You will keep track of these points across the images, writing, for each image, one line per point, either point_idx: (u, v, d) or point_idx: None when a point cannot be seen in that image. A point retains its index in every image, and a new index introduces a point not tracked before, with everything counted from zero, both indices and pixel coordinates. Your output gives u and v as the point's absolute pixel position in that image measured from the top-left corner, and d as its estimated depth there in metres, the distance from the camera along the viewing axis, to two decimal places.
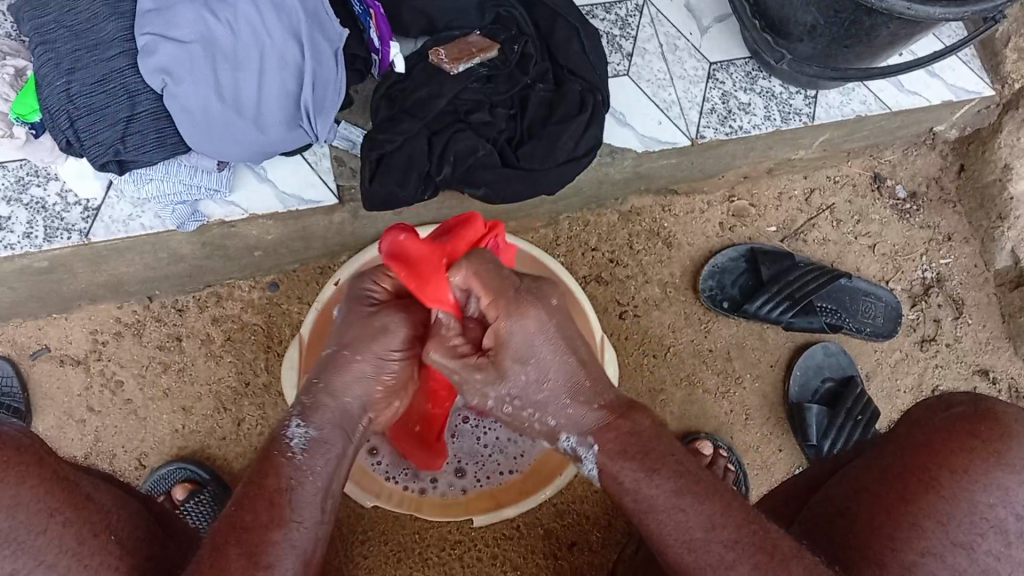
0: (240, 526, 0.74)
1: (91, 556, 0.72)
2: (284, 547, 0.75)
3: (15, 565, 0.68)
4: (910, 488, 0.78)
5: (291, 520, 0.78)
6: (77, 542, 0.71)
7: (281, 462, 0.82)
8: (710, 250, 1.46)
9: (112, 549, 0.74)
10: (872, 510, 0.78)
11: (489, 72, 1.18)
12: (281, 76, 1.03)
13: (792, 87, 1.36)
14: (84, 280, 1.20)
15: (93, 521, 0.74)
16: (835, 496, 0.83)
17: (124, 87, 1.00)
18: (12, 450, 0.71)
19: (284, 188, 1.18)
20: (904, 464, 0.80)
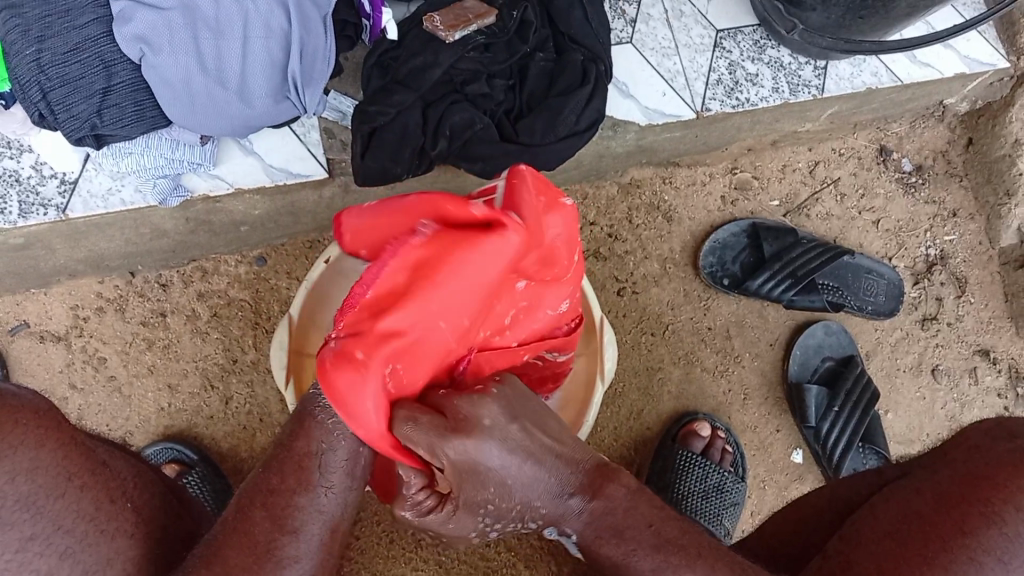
0: (268, 489, 0.75)
1: (109, 521, 0.67)
2: (309, 514, 0.75)
3: (36, 529, 0.61)
4: (971, 520, 0.72)
5: (319, 485, 0.77)
6: (96, 507, 0.66)
7: (317, 425, 0.78)
8: (711, 225, 1.42)
9: (129, 515, 0.70)
10: (923, 536, 0.73)
11: (486, 40, 1.12)
12: (266, 45, 0.98)
13: (801, 57, 1.31)
14: (63, 255, 1.16)
15: (110, 486, 0.69)
16: (884, 519, 0.78)
17: (99, 56, 0.94)
18: (30, 412, 0.65)
19: (271, 162, 1.13)
20: (964, 496, 0.74)
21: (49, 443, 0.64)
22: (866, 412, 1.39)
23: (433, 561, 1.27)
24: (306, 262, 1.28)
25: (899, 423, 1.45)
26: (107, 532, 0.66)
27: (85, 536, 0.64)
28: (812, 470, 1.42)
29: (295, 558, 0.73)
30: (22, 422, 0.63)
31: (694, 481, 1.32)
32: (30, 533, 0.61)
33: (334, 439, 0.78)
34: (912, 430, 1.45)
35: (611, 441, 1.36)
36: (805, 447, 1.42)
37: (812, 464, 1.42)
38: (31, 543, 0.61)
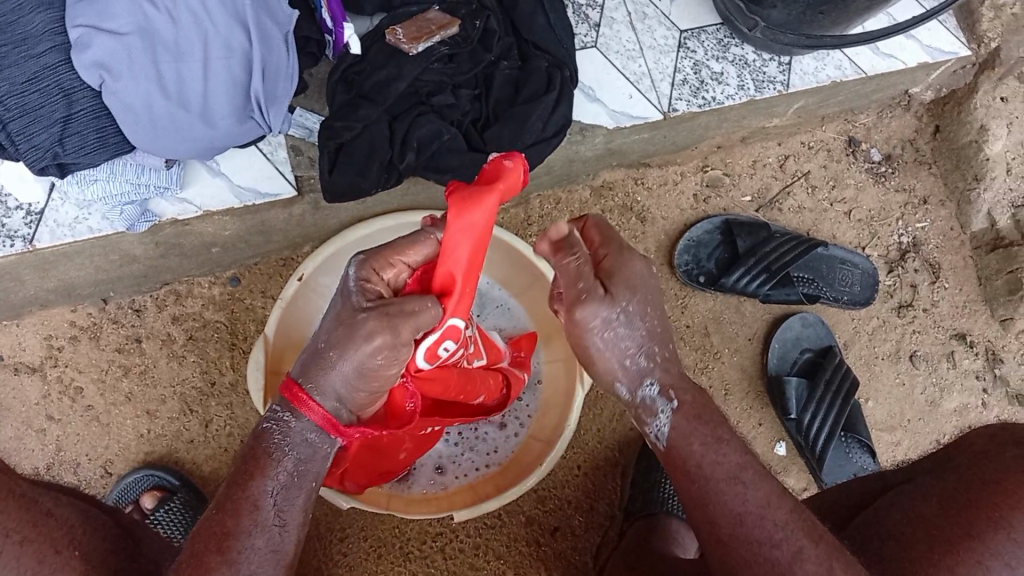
0: (222, 532, 0.71)
1: (54, 573, 0.66)
2: (264, 554, 0.72)
3: None
4: (977, 525, 0.71)
5: (273, 523, 0.74)
6: (38, 561, 0.66)
7: (270, 461, 0.76)
8: (685, 223, 1.43)
9: (79, 563, 0.68)
10: (928, 542, 0.73)
11: (450, 50, 1.12)
12: (227, 66, 0.97)
13: (765, 54, 1.31)
14: (33, 286, 1.15)
15: (55, 535, 0.68)
16: (888, 522, 0.79)
17: (58, 85, 0.93)
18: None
19: (238, 182, 1.12)
20: (968, 499, 0.74)
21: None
22: (846, 404, 1.40)
23: (422, 573, 1.27)
24: (280, 279, 1.28)
25: (880, 411, 1.46)
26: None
27: None
28: (796, 462, 1.43)
29: None
30: None
31: None
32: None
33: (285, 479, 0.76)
34: (893, 417, 1.46)
35: (595, 443, 1.35)
36: (788, 439, 1.43)
37: (796, 456, 1.43)
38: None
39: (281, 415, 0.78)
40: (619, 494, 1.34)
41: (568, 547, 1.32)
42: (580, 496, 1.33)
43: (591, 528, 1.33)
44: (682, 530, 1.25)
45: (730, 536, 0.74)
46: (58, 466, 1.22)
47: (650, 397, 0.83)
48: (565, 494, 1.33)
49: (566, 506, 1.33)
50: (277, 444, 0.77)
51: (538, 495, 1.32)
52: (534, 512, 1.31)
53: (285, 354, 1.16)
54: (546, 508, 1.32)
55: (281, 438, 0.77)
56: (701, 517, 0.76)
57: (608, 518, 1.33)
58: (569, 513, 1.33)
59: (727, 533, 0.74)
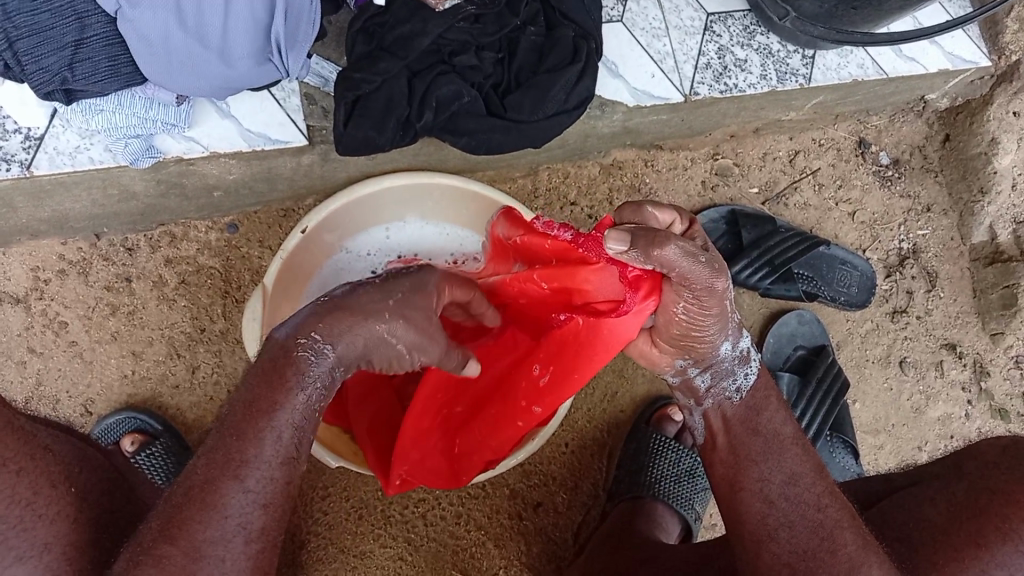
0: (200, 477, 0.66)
1: (48, 505, 0.68)
2: (234, 496, 0.66)
3: None
4: (985, 533, 0.75)
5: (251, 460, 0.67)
6: (34, 492, 0.67)
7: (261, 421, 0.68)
8: (691, 210, 1.42)
9: (71, 500, 0.71)
10: (935, 544, 0.78)
11: (477, 10, 1.08)
12: (250, 3, 0.93)
13: (790, 45, 1.30)
14: (26, 214, 1.11)
15: (51, 470, 0.70)
16: (896, 523, 0.83)
17: (71, 7, 0.90)
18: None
19: (248, 125, 1.09)
20: (979, 508, 0.77)
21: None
22: (834, 404, 1.39)
23: (401, 538, 1.26)
24: (279, 230, 1.25)
25: (865, 413, 1.48)
26: (46, 517, 0.67)
27: (19, 522, 0.65)
28: None
29: (213, 541, 0.64)
30: None
31: (666, 465, 1.31)
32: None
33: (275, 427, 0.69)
34: (877, 420, 1.48)
35: (584, 422, 1.34)
36: None
37: None
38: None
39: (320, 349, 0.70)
40: (603, 475, 1.35)
41: (548, 524, 1.31)
42: (565, 473, 1.33)
43: (573, 506, 1.33)
44: (664, 514, 1.25)
45: (781, 495, 0.81)
46: (37, 400, 1.19)
47: (743, 351, 0.85)
48: (550, 470, 1.32)
49: (551, 482, 1.32)
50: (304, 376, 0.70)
51: (524, 468, 1.31)
52: (518, 486, 1.31)
53: (278, 305, 1.13)
54: (531, 483, 1.31)
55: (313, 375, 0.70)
56: (747, 475, 0.83)
57: (590, 498, 1.34)
58: (552, 489, 1.32)
59: (776, 494, 0.81)
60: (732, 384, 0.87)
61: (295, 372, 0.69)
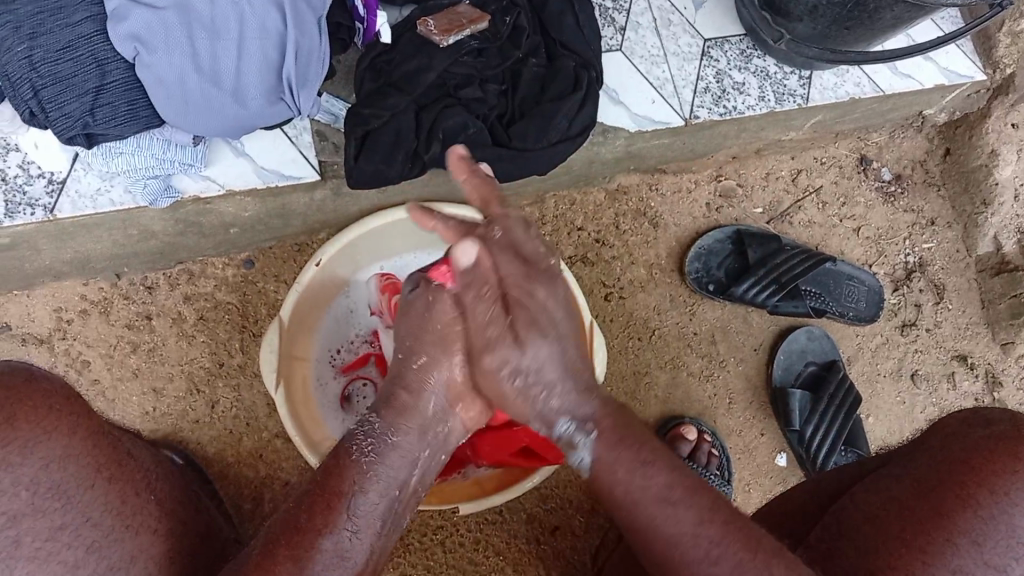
0: (297, 527, 0.71)
1: (133, 516, 0.73)
2: (334, 556, 0.71)
3: (65, 520, 0.68)
4: (947, 503, 0.81)
5: (346, 527, 0.73)
6: (122, 500, 0.73)
7: (350, 464, 0.77)
8: (697, 231, 1.44)
9: (152, 510, 0.75)
10: (904, 521, 0.82)
11: (480, 45, 1.12)
12: (261, 45, 0.98)
13: (786, 67, 1.33)
14: (49, 256, 1.15)
15: (135, 479, 0.76)
16: (861, 502, 0.87)
17: (92, 54, 0.94)
18: (60, 398, 0.73)
19: (261, 163, 1.13)
20: (939, 480, 0.83)
21: (80, 431, 0.72)
22: (847, 417, 1.41)
23: (421, 566, 1.27)
24: (293, 265, 1.28)
25: (880, 427, 1.47)
26: (132, 527, 0.72)
27: (112, 531, 0.70)
28: (796, 473, 1.43)
29: None
30: (55, 407, 0.71)
31: None
32: (59, 522, 0.67)
33: (365, 483, 0.77)
34: (893, 433, 1.48)
35: None
36: (788, 451, 1.43)
37: (795, 467, 1.43)
38: (59, 532, 0.67)
39: (367, 418, 0.83)
40: None
41: (567, 547, 1.32)
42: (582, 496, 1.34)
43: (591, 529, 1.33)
44: None
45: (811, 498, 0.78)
46: None
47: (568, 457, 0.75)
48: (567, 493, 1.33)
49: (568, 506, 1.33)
50: (361, 447, 0.79)
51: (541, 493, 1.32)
52: (536, 510, 1.32)
53: (298, 338, 1.16)
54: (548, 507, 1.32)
55: (365, 439, 0.80)
56: None
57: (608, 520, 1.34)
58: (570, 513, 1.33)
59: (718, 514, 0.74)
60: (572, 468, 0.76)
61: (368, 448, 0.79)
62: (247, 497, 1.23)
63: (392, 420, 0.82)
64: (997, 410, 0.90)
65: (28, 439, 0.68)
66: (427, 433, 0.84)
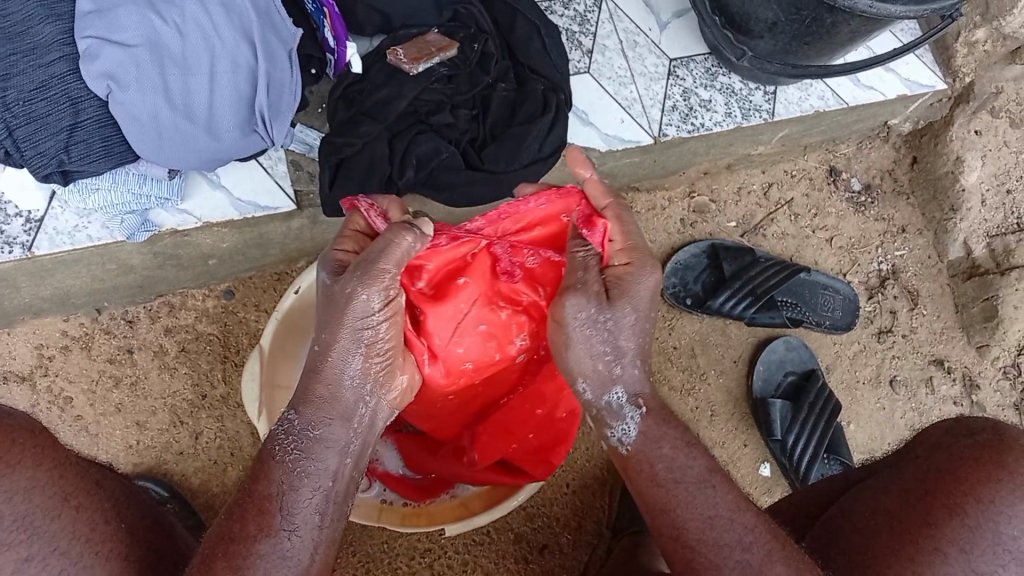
0: (228, 536, 0.72)
1: (102, 543, 0.74)
2: (273, 559, 0.71)
3: (31, 551, 0.69)
4: (934, 513, 0.82)
5: (282, 529, 0.74)
6: (91, 528, 0.73)
7: (276, 465, 0.77)
8: (672, 246, 1.46)
9: (122, 537, 0.76)
10: (891, 531, 0.83)
11: (449, 72, 1.15)
12: (233, 79, 1.00)
13: (751, 83, 1.36)
14: (29, 293, 1.15)
15: (104, 507, 0.76)
16: (854, 514, 0.88)
17: (66, 93, 0.96)
18: (25, 433, 0.74)
19: (237, 194, 1.14)
20: (927, 490, 0.84)
21: (44, 463, 0.73)
22: (828, 426, 1.43)
23: None
24: (273, 294, 1.29)
25: (861, 433, 1.49)
26: (101, 554, 0.73)
27: (80, 559, 0.71)
28: (780, 483, 1.45)
29: None
30: (18, 440, 0.72)
31: None
32: (25, 555, 0.68)
33: (296, 484, 0.77)
34: (874, 440, 1.49)
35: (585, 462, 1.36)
36: (772, 460, 1.45)
37: (779, 477, 1.45)
38: (25, 565, 0.68)
39: (285, 415, 0.81)
40: (606, 512, 1.36)
41: (555, 566, 1.32)
42: (568, 514, 1.34)
43: (578, 546, 1.34)
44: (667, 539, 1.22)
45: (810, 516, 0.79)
46: None
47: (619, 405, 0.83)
48: (554, 511, 1.34)
49: (555, 523, 1.34)
50: (287, 446, 0.78)
51: (527, 512, 1.33)
52: (523, 530, 1.32)
53: (276, 365, 1.15)
54: (535, 525, 1.33)
55: (287, 437, 0.79)
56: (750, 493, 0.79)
57: (595, 537, 1.35)
58: (557, 530, 1.34)
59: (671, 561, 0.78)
60: (616, 434, 0.83)
61: (285, 449, 0.78)
62: None
63: (313, 411, 0.80)
64: (982, 419, 0.92)
65: None
66: (353, 420, 0.82)
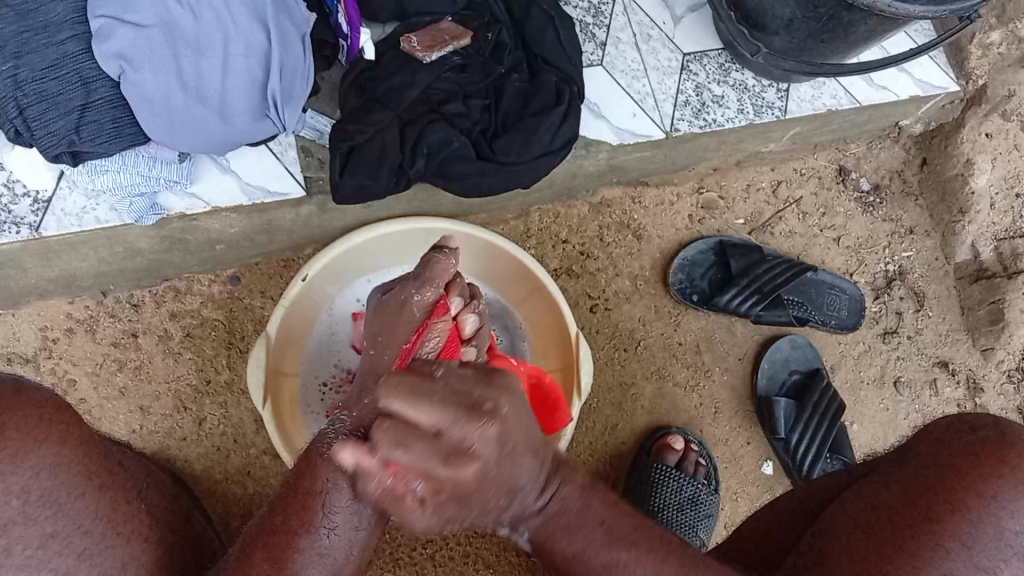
0: (270, 528, 0.75)
1: (125, 523, 0.74)
2: (312, 555, 0.74)
3: (56, 528, 0.69)
4: (935, 508, 0.82)
5: (321, 526, 0.75)
6: (112, 509, 0.73)
7: (323, 462, 0.78)
8: (679, 243, 1.45)
9: (143, 518, 0.76)
10: (892, 525, 0.83)
11: (463, 61, 1.14)
12: (246, 63, 0.99)
13: (764, 80, 1.36)
14: (35, 274, 1.15)
15: (125, 487, 0.76)
16: (850, 509, 0.88)
17: (77, 73, 0.95)
18: (51, 408, 0.73)
19: (247, 180, 1.13)
20: (927, 486, 0.84)
21: (71, 440, 0.73)
22: (833, 423, 1.41)
23: None
24: (279, 281, 1.29)
25: (864, 433, 1.49)
26: (124, 535, 0.73)
27: (103, 539, 0.71)
28: (782, 481, 1.45)
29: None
30: (44, 417, 0.72)
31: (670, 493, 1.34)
32: (50, 531, 0.69)
33: (340, 481, 0.78)
34: (876, 440, 1.49)
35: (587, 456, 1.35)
36: (774, 458, 1.45)
37: (781, 475, 1.45)
38: (50, 542, 0.68)
39: (339, 416, 0.84)
40: None
41: None
42: None
43: None
44: None
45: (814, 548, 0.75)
46: None
47: None
48: None
49: None
50: (334, 444, 0.81)
51: None
52: None
53: (284, 352, 1.17)
54: None
55: (336, 437, 0.81)
56: None
57: None
58: None
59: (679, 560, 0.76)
60: None
61: (328, 448, 0.80)
62: (235, 514, 1.23)
63: (367, 417, 0.82)
64: (982, 415, 0.92)
65: (17, 449, 0.69)
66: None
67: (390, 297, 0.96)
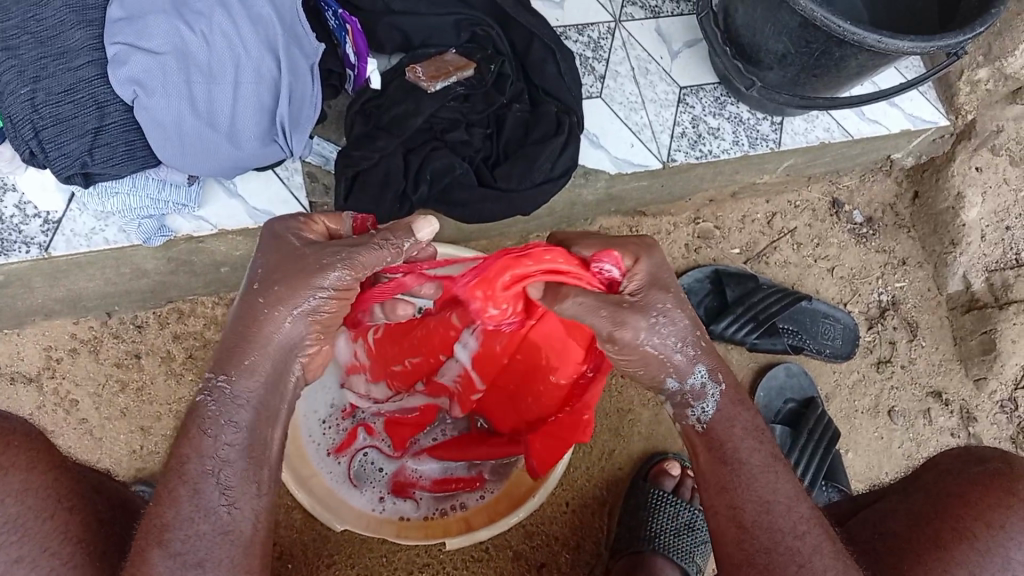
0: (162, 526, 0.69)
1: (95, 544, 0.76)
2: (218, 541, 0.70)
3: (21, 552, 0.72)
4: (943, 534, 0.83)
5: (218, 505, 0.71)
6: (82, 530, 0.76)
7: (204, 439, 0.72)
8: (676, 271, 1.47)
9: (114, 539, 0.78)
10: (900, 551, 0.84)
11: (466, 91, 1.17)
12: (256, 90, 1.02)
13: (759, 113, 1.39)
14: (41, 294, 1.17)
15: (98, 510, 0.79)
16: (859, 538, 0.90)
17: (92, 97, 0.98)
18: (20, 437, 0.76)
19: (253, 204, 1.16)
20: (935, 514, 0.86)
21: (38, 466, 0.76)
22: (828, 452, 1.42)
23: None
24: None
25: (859, 462, 1.50)
26: (92, 554, 0.75)
27: (71, 559, 0.74)
28: None
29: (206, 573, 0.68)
30: (15, 444, 0.75)
31: (665, 519, 1.32)
32: (14, 556, 0.71)
33: (218, 457, 0.72)
34: (872, 469, 1.50)
35: (583, 482, 1.37)
36: None
37: None
38: (15, 566, 0.71)
39: (212, 379, 0.74)
40: (606, 532, 1.36)
41: None
42: (567, 532, 1.34)
43: (576, 566, 1.34)
44: (665, 567, 1.27)
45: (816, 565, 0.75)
46: None
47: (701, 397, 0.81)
48: (552, 530, 1.34)
49: (553, 542, 1.34)
50: (215, 417, 0.73)
51: (526, 530, 1.33)
52: (521, 547, 1.32)
53: None
54: (533, 544, 1.32)
55: (217, 407, 0.73)
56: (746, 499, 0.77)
57: (594, 557, 1.35)
58: (556, 550, 1.34)
59: None
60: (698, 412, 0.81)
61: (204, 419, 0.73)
62: None
63: (239, 382, 0.74)
64: (990, 448, 0.93)
65: None
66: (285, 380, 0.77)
67: (310, 252, 0.76)
